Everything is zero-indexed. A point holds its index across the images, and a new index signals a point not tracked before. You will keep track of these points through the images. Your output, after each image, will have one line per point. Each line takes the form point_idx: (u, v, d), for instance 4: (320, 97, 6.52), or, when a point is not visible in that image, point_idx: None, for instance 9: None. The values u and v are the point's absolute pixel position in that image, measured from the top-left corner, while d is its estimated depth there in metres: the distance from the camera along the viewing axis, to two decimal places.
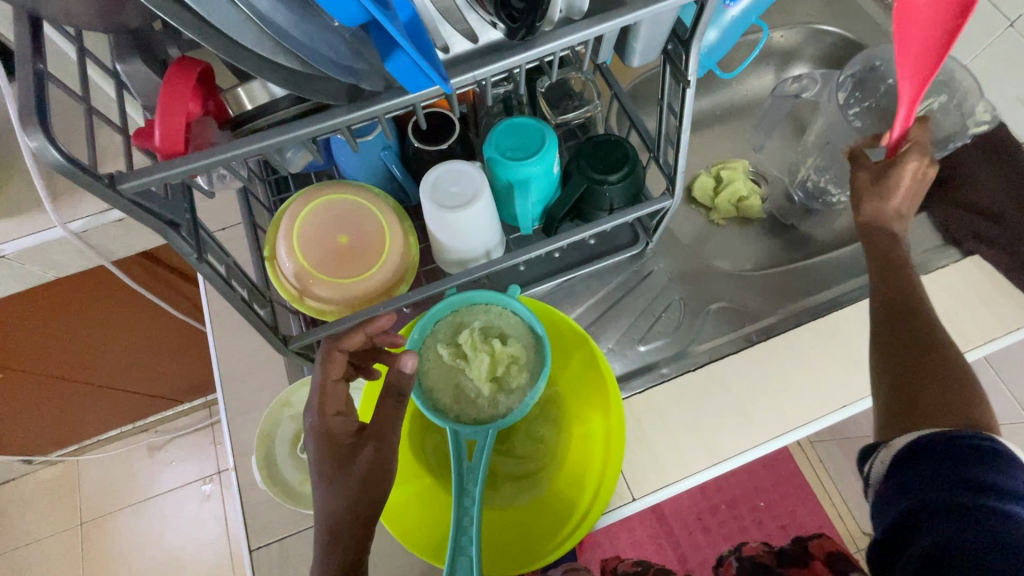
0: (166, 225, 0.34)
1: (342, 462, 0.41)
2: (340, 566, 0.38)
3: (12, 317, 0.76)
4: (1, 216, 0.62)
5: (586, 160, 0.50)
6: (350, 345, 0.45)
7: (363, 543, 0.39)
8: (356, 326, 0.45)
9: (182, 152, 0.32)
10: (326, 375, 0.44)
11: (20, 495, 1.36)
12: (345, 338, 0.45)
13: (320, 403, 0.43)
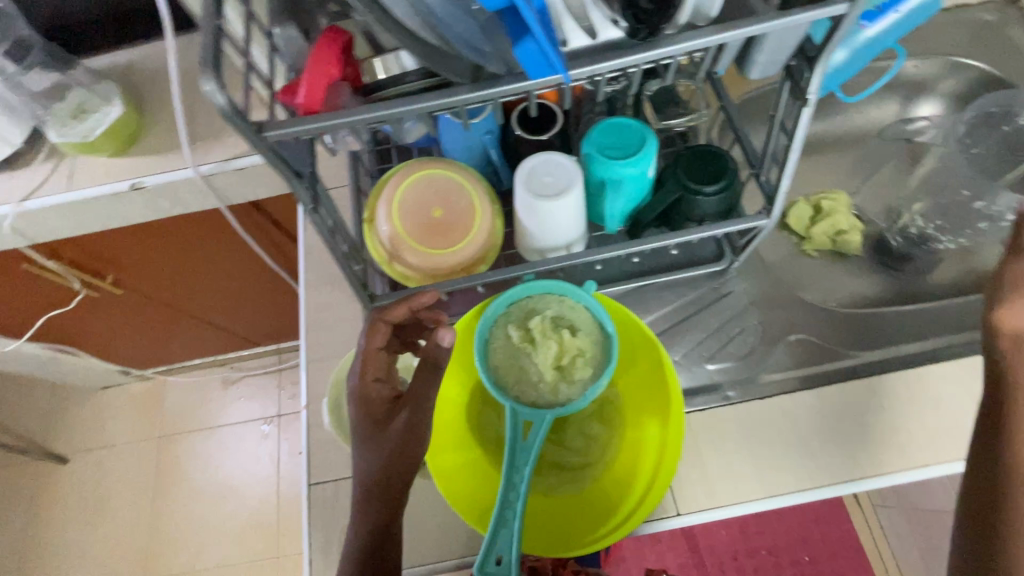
0: (292, 174, 0.38)
1: (383, 425, 0.45)
2: (374, 519, 0.44)
3: (138, 241, 0.85)
4: (152, 153, 0.72)
5: (684, 167, 0.50)
6: (394, 317, 0.47)
7: (395, 501, 0.44)
8: (402, 299, 0.47)
9: (319, 112, 0.34)
10: (373, 341, 0.47)
11: (112, 402, 1.53)
12: (390, 311, 0.46)
13: (365, 367, 0.47)
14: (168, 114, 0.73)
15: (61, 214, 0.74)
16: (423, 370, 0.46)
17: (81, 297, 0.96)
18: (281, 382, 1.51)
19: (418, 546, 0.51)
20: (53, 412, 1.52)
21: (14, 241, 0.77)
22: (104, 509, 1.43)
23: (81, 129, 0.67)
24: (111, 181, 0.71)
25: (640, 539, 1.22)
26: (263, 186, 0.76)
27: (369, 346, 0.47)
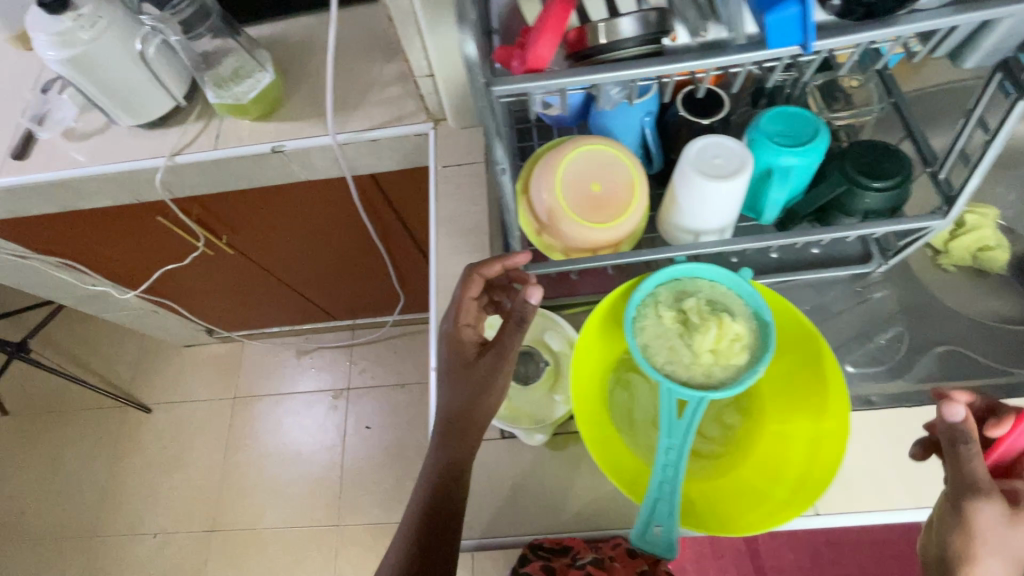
0: (494, 135, 0.40)
1: (468, 368, 0.51)
2: (450, 451, 0.49)
3: (260, 204, 0.90)
4: (294, 119, 0.76)
5: (852, 161, 0.48)
6: (489, 272, 0.52)
7: (470, 437, 0.49)
8: (498, 257, 0.52)
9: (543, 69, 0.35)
10: (468, 291, 0.53)
11: (194, 360, 1.61)
12: (486, 265, 0.52)
13: (460, 314, 0.53)
14: (311, 84, 0.78)
15: (204, 171, 0.79)
16: (510, 323, 0.51)
17: (197, 253, 1.02)
18: (352, 357, 1.56)
19: (544, 510, 0.53)
20: (140, 363, 1.61)
21: (158, 193, 0.83)
22: (180, 459, 1.50)
23: (235, 92, 0.71)
24: (253, 143, 0.76)
25: (702, 552, 1.20)
26: (390, 159, 0.79)
27: (464, 296, 0.53)
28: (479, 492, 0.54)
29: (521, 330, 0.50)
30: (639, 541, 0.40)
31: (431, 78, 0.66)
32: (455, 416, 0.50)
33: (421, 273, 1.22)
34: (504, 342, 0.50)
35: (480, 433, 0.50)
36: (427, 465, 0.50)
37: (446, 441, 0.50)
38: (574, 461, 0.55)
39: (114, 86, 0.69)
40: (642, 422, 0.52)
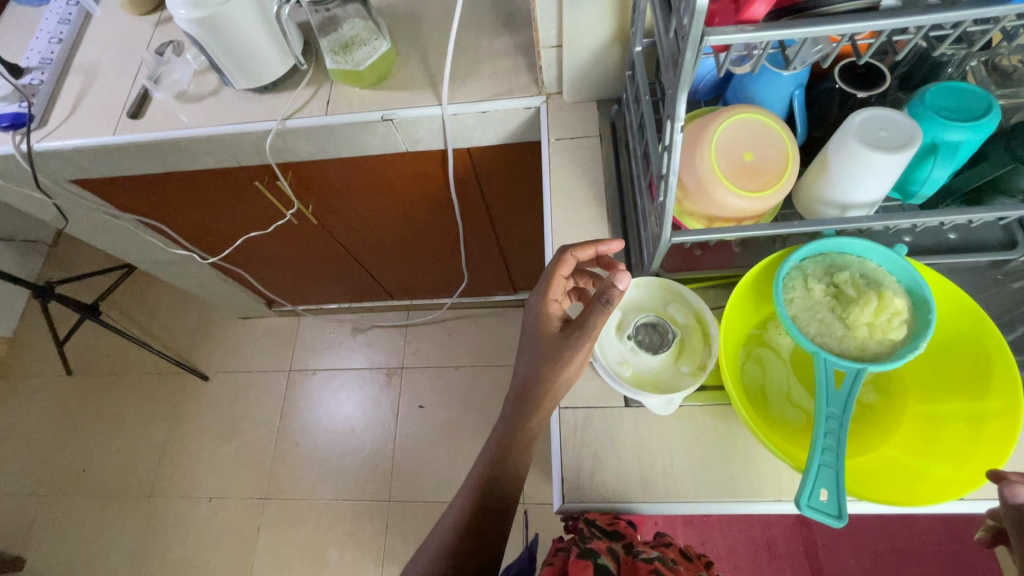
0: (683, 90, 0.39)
1: (550, 342, 0.54)
2: (519, 418, 0.54)
3: (355, 176, 0.92)
4: (406, 89, 0.77)
5: (1021, 140, 0.46)
6: (581, 255, 0.56)
7: (541, 408, 0.53)
8: (592, 241, 0.55)
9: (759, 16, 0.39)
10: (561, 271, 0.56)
11: (253, 331, 1.64)
12: (580, 247, 0.55)
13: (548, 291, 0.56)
14: (421, 57, 0.79)
15: (311, 137, 0.81)
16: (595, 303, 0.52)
17: (282, 222, 1.05)
18: (406, 337, 1.57)
19: (673, 481, 0.51)
20: (201, 332, 1.66)
21: (262, 157, 0.85)
22: (237, 427, 1.54)
23: (354, 59, 0.73)
24: (363, 110, 0.77)
25: (759, 552, 1.20)
26: (493, 132, 0.80)
27: (556, 274, 0.55)
28: (605, 458, 0.53)
29: (607, 312, 0.51)
30: (804, 506, 0.40)
31: (554, 50, 0.66)
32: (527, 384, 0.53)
33: (489, 255, 1.23)
34: (585, 321, 0.51)
35: (549, 407, 0.53)
36: (501, 418, 0.56)
37: (518, 407, 0.54)
38: (705, 433, 0.53)
39: (241, 50, 0.71)
40: (776, 396, 0.52)
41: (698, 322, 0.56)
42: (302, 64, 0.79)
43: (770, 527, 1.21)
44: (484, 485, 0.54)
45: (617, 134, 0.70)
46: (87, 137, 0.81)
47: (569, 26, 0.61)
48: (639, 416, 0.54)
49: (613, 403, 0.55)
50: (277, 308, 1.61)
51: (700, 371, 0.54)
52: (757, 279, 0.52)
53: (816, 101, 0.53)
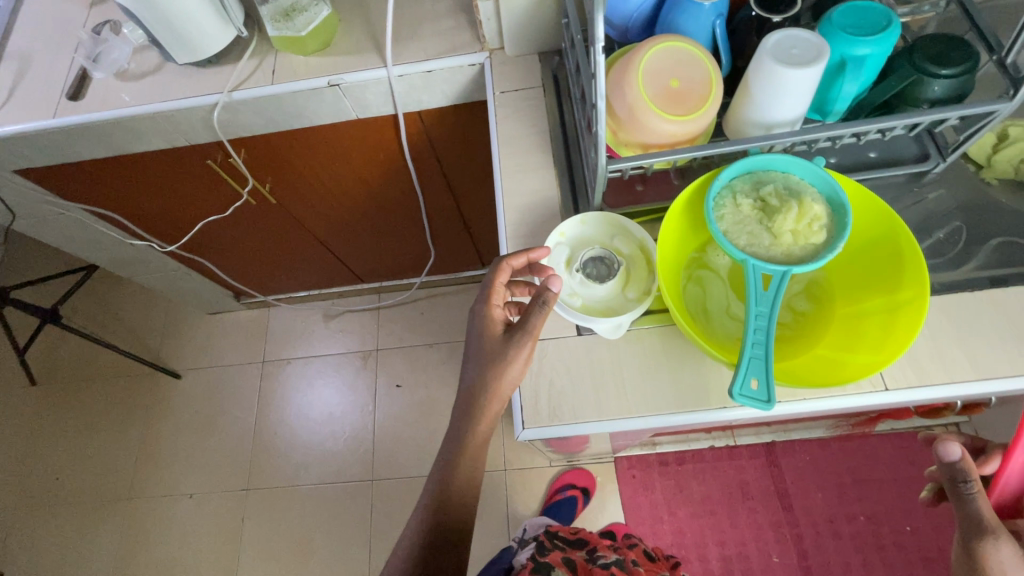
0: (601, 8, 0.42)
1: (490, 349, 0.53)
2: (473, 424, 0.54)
3: (309, 150, 0.92)
4: (350, 54, 0.78)
5: (922, 53, 0.50)
6: (517, 264, 0.55)
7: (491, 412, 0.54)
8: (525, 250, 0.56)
9: None
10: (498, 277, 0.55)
11: (223, 326, 1.63)
12: (515, 256, 0.55)
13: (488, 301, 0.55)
14: (363, 22, 0.79)
15: (259, 107, 0.81)
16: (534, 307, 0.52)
17: (241, 203, 1.04)
18: (379, 319, 1.58)
19: (625, 400, 0.54)
20: (169, 330, 1.63)
21: (212, 133, 0.84)
22: (213, 423, 1.52)
23: (295, 25, 0.73)
24: (309, 77, 0.77)
25: (732, 494, 1.25)
26: (440, 94, 0.81)
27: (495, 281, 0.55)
28: (561, 384, 0.55)
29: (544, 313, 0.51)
30: (737, 395, 0.42)
31: (491, 2, 0.67)
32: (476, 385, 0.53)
33: (453, 228, 1.24)
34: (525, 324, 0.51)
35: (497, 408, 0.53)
36: (456, 432, 0.55)
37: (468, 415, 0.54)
38: (654, 353, 0.55)
39: (177, 20, 0.70)
40: (715, 312, 0.55)
41: (641, 251, 0.58)
42: (244, 32, 0.78)
43: (742, 470, 1.26)
44: (442, 489, 0.54)
45: (560, 84, 0.72)
46: (23, 122, 0.79)
47: None
48: (592, 343, 0.56)
49: (567, 333, 0.57)
50: (246, 300, 1.59)
51: (644, 296, 0.56)
52: (691, 202, 0.55)
53: (736, 31, 0.56)
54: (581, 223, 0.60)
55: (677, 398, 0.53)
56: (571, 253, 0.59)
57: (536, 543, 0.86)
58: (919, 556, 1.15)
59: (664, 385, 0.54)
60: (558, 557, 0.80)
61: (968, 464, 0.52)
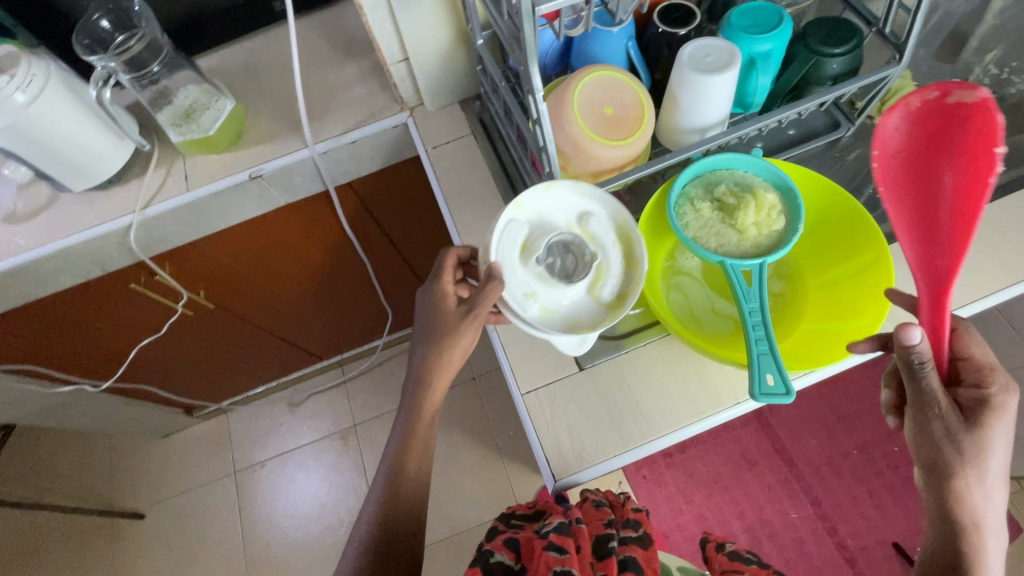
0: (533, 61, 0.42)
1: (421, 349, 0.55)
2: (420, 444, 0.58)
3: (240, 247, 0.87)
4: (265, 143, 0.74)
5: (814, 37, 0.55)
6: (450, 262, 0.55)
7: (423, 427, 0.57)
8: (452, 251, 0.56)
9: None
10: (454, 255, 0.56)
11: (179, 448, 1.49)
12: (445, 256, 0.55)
13: (437, 274, 0.54)
14: (271, 106, 0.76)
15: (179, 218, 0.75)
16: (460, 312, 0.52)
17: (176, 317, 0.96)
18: (349, 393, 1.50)
19: (646, 422, 0.54)
20: (118, 469, 1.47)
21: (131, 255, 0.77)
22: (193, 555, 1.38)
23: (200, 125, 0.68)
24: (229, 175, 0.73)
25: (738, 465, 1.29)
26: (369, 161, 0.79)
27: (444, 266, 0.55)
28: (579, 424, 0.54)
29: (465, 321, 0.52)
30: (758, 395, 0.43)
31: (402, 63, 0.67)
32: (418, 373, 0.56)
33: (405, 284, 1.21)
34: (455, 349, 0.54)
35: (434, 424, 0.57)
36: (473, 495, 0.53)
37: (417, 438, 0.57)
38: (659, 368, 0.56)
39: (65, 150, 0.64)
40: (702, 314, 0.56)
41: (614, 233, 0.53)
42: (144, 144, 0.72)
43: (740, 439, 1.31)
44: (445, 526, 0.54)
45: (488, 126, 0.72)
46: None
47: (407, 36, 0.62)
48: (596, 374, 0.56)
49: (569, 371, 0.57)
50: (199, 412, 1.47)
51: (618, 299, 0.52)
52: (651, 216, 0.57)
53: (648, 47, 0.58)
54: (554, 193, 0.52)
55: (693, 405, 0.54)
56: (536, 222, 0.52)
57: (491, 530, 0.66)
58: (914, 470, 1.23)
59: (676, 396, 0.55)
60: (499, 538, 0.60)
61: (924, 345, 0.43)
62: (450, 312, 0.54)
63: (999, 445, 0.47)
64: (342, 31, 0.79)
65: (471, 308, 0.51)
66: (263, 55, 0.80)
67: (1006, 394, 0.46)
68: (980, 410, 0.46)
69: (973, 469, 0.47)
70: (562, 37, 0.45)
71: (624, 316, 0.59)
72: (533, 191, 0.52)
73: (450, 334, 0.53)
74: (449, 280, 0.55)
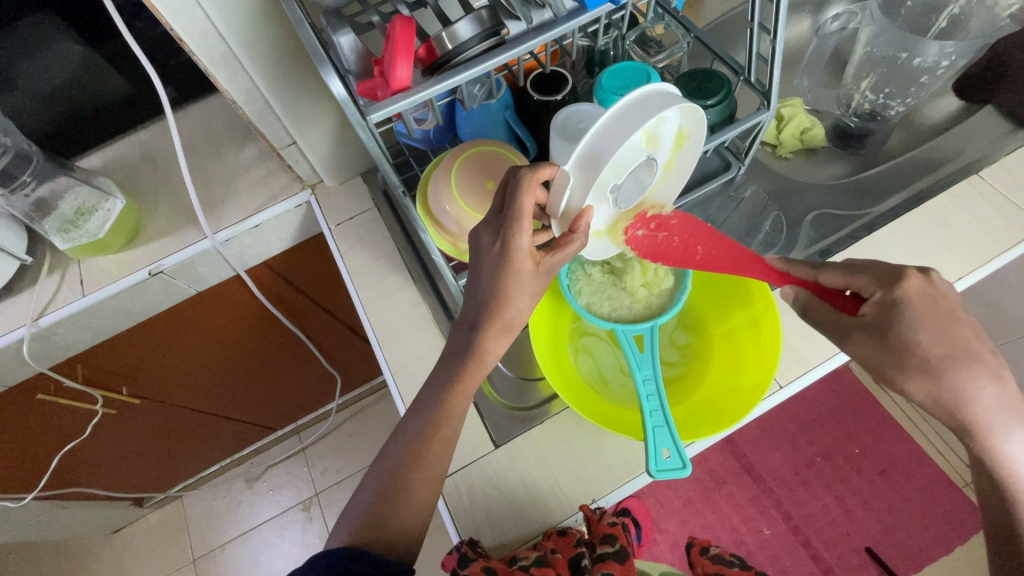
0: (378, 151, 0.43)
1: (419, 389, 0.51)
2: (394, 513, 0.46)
3: (155, 339, 0.83)
4: (161, 237, 0.71)
5: (685, 90, 0.57)
6: (526, 198, 0.45)
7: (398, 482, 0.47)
8: (528, 180, 0.44)
9: (405, 78, 0.38)
10: (537, 176, 0.45)
11: (132, 542, 1.40)
12: (525, 190, 0.44)
13: (517, 215, 0.44)
14: (169, 197, 0.73)
15: (79, 324, 0.71)
16: (541, 270, 0.46)
17: (98, 417, 0.91)
18: (308, 460, 1.45)
19: (564, 497, 0.53)
20: (67, 574, 1.37)
21: (29, 367, 0.72)
22: None
23: (88, 230, 0.65)
24: (126, 274, 0.69)
25: (708, 487, 1.27)
26: (278, 239, 0.77)
27: (523, 205, 0.44)
28: (498, 508, 0.52)
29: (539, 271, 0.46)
30: (655, 471, 0.44)
31: (293, 146, 0.65)
32: (468, 323, 0.48)
33: (347, 346, 1.17)
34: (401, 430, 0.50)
35: (412, 497, 0.47)
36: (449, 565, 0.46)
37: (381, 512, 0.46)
38: (572, 436, 0.55)
39: None
40: (613, 374, 0.57)
41: (670, 151, 0.46)
42: (30, 257, 0.68)
43: (707, 460, 1.29)
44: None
45: (391, 198, 0.71)
46: None
47: (290, 124, 0.61)
48: (512, 451, 0.55)
49: (486, 451, 0.55)
50: (150, 501, 1.39)
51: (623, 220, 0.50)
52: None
53: (528, 114, 0.58)
54: (658, 119, 0.41)
55: (615, 469, 0.54)
56: (625, 157, 0.42)
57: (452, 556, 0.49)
58: (877, 472, 1.24)
59: (597, 463, 0.54)
60: (476, 564, 0.46)
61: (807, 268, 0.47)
62: (525, 267, 0.45)
63: (928, 341, 0.42)
64: (235, 110, 0.76)
65: (547, 264, 0.46)
66: (157, 143, 0.76)
67: (900, 283, 0.43)
68: (890, 311, 0.43)
69: (923, 370, 0.42)
70: (411, 124, 0.46)
71: (544, 382, 0.59)
72: (638, 118, 0.40)
73: (521, 287, 0.46)
74: (526, 223, 0.45)
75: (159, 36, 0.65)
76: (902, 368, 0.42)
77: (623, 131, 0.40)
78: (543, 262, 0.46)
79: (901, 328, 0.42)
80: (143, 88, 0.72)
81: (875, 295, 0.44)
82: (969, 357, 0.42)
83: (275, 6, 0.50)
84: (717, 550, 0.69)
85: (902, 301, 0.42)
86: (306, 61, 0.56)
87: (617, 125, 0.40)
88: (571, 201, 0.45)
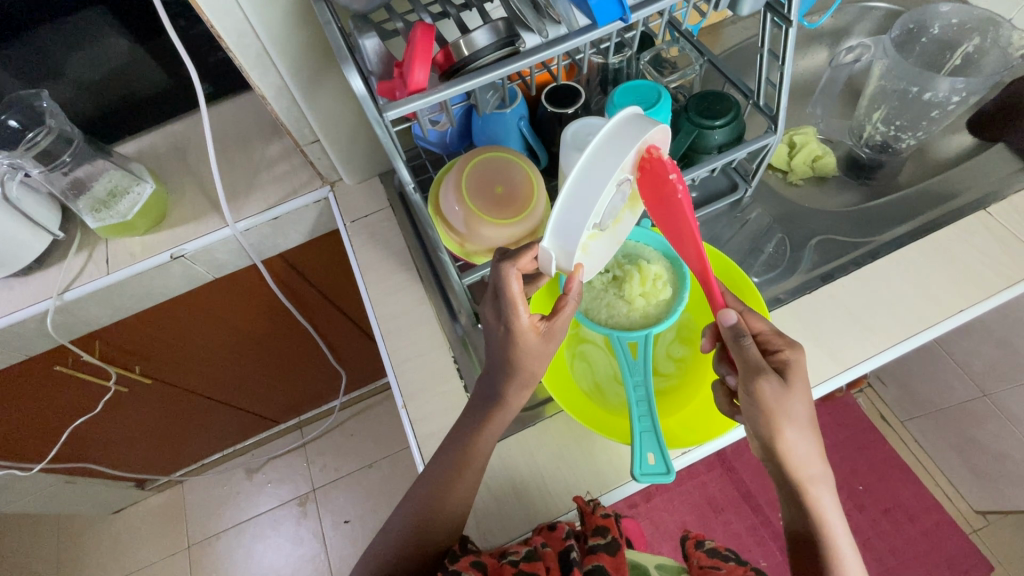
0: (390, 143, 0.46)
1: None
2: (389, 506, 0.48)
3: (169, 323, 0.86)
4: (185, 223, 0.74)
5: (695, 110, 0.58)
6: (513, 281, 0.47)
7: None
8: (508, 268, 0.47)
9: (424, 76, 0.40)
10: (519, 265, 0.48)
11: (131, 523, 1.42)
12: (507, 277, 0.47)
13: (511, 303, 0.47)
14: (196, 186, 0.77)
15: (101, 300, 0.74)
16: (545, 338, 0.49)
17: (110, 394, 0.94)
18: (308, 456, 1.46)
19: (551, 498, 0.53)
20: (65, 550, 1.40)
21: (51, 338, 0.76)
22: None
23: (118, 211, 0.68)
24: (149, 255, 0.72)
25: (704, 512, 1.26)
26: (295, 232, 0.80)
27: (513, 291, 0.47)
28: (486, 505, 0.53)
29: (547, 340, 0.49)
30: (639, 475, 0.46)
31: (316, 144, 0.69)
32: None
33: (355, 344, 1.20)
34: None
35: None
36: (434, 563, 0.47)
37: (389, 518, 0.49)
38: (565, 440, 0.56)
39: None
40: (607, 382, 0.57)
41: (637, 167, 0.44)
42: (63, 233, 0.72)
43: (705, 485, 1.28)
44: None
45: (406, 199, 0.74)
46: None
47: (313, 122, 0.64)
48: (503, 451, 0.56)
49: None
50: (151, 484, 1.42)
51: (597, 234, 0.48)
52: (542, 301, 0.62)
53: (541, 125, 0.60)
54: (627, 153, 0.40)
55: (603, 476, 0.54)
56: (602, 204, 0.42)
57: (439, 554, 0.49)
58: (881, 510, 1.20)
59: (586, 470, 0.55)
60: (465, 560, 0.46)
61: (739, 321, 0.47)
62: (531, 339, 0.48)
63: None
64: (265, 108, 0.80)
65: (552, 332, 0.49)
66: (190, 135, 0.80)
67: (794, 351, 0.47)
68: (785, 370, 0.46)
69: (796, 423, 0.45)
70: (426, 129, 0.49)
71: (540, 384, 0.60)
72: (607, 165, 0.40)
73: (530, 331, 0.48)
74: (522, 305, 0.47)
75: (200, 35, 0.69)
76: (783, 414, 0.44)
77: (596, 182, 0.40)
78: (547, 330, 0.49)
79: (795, 385, 0.45)
80: (181, 82, 0.76)
81: (782, 354, 0.47)
82: (810, 414, 0.46)
83: (310, 10, 0.53)
84: (712, 545, 0.59)
85: (789, 365, 0.46)
86: (335, 63, 0.59)
87: (592, 170, 0.40)
88: (560, 264, 0.45)
